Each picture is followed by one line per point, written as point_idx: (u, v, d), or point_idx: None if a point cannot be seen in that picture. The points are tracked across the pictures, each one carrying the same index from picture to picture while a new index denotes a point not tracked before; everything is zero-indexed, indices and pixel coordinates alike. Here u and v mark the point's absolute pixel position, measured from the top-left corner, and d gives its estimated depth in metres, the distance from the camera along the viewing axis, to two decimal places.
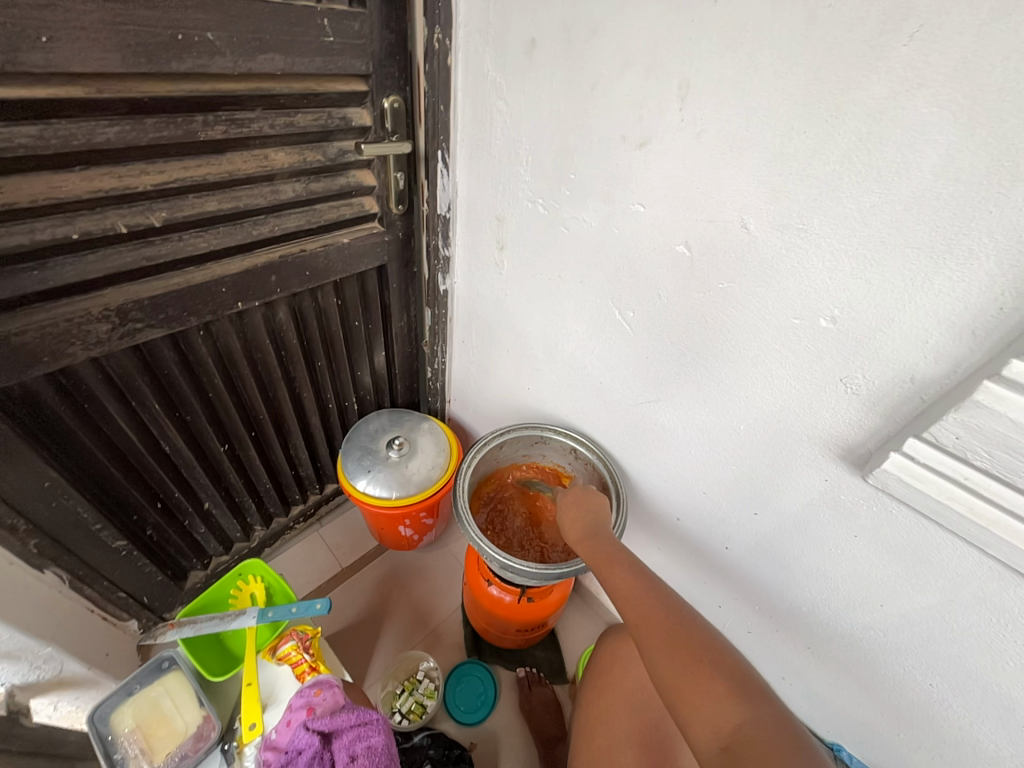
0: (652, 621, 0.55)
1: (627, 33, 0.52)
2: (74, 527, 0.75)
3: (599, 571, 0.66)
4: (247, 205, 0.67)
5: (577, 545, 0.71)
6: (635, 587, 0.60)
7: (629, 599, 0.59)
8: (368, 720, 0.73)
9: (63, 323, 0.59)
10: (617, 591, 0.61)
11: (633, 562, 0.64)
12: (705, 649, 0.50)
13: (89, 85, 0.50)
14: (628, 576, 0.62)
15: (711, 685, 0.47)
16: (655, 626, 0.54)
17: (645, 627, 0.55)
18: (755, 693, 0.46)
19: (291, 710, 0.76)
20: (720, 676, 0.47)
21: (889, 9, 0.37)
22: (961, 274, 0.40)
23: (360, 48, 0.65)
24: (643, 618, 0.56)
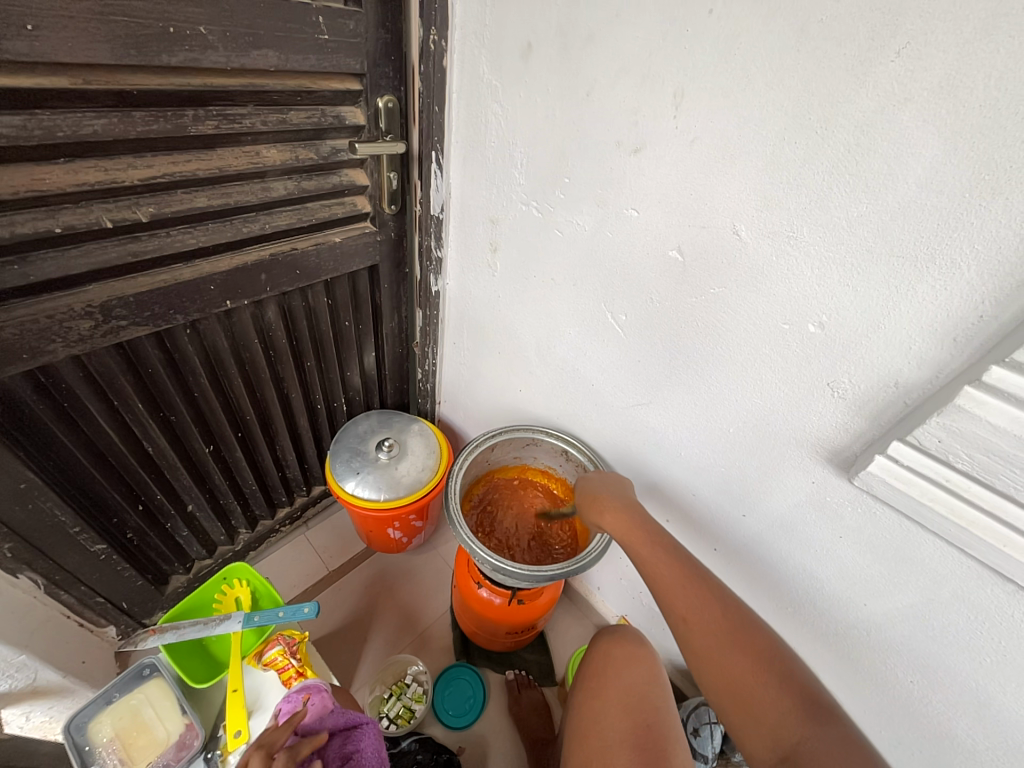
0: (706, 619, 0.57)
1: (623, 41, 0.53)
2: (51, 531, 0.72)
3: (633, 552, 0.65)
4: (237, 202, 0.66)
5: (613, 517, 0.68)
6: (682, 577, 0.60)
7: (676, 590, 0.60)
8: (359, 724, 0.73)
9: (43, 319, 0.57)
10: (660, 577, 0.61)
11: (673, 546, 0.63)
12: (761, 655, 0.54)
13: (76, 76, 0.48)
14: (673, 563, 0.62)
15: (772, 692, 0.52)
16: (711, 627, 0.57)
17: (698, 625, 0.57)
18: (811, 698, 0.51)
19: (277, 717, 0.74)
20: (780, 685, 0.52)
21: (877, 26, 0.38)
22: (944, 283, 0.42)
23: (355, 47, 0.64)
24: (695, 614, 0.58)
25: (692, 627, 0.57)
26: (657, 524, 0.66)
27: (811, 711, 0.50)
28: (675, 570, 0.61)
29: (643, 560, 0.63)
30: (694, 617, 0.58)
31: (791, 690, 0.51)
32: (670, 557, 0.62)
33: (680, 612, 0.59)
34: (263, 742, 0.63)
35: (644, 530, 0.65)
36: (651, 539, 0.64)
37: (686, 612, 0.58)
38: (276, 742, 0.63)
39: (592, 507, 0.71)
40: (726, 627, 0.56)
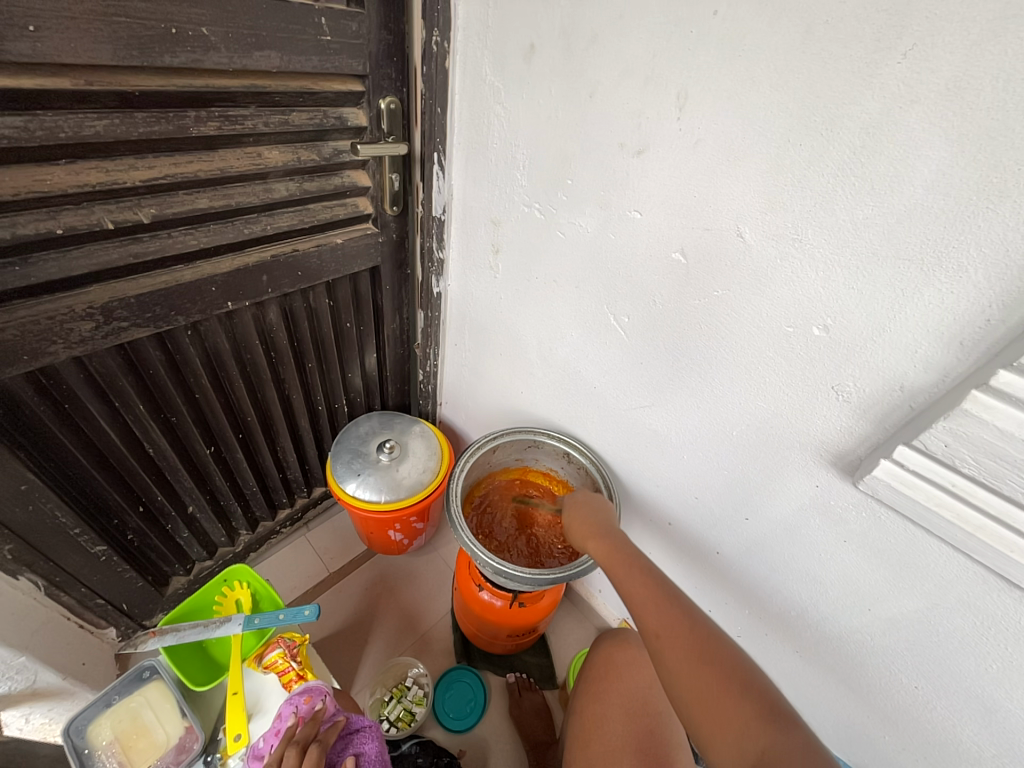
0: (677, 634, 0.55)
1: (626, 42, 0.52)
2: (52, 532, 0.72)
3: (612, 572, 0.64)
4: (239, 203, 0.65)
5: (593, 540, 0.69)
6: (655, 594, 0.59)
7: (648, 605, 0.58)
8: (361, 727, 0.73)
9: (45, 320, 0.57)
10: (636, 596, 0.60)
11: (651, 568, 0.63)
12: (735, 674, 0.51)
13: (78, 77, 0.48)
14: (647, 582, 0.61)
15: (742, 712, 0.48)
16: (682, 643, 0.54)
17: (670, 641, 0.55)
18: (785, 721, 0.47)
19: (279, 719, 0.73)
20: (754, 708, 0.48)
21: (883, 27, 0.37)
22: (950, 286, 0.41)
23: (358, 48, 0.64)
24: (666, 629, 0.55)
25: (664, 643, 0.55)
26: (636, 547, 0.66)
27: (788, 739, 0.45)
28: (646, 588, 0.60)
29: (621, 580, 0.63)
30: (666, 633, 0.55)
31: (767, 715, 0.47)
32: (645, 577, 0.61)
33: (652, 628, 0.56)
34: (294, 737, 0.67)
35: (623, 551, 0.65)
36: (627, 561, 0.64)
37: (658, 628, 0.56)
38: (308, 735, 0.67)
39: (579, 531, 0.73)
40: (700, 645, 0.53)
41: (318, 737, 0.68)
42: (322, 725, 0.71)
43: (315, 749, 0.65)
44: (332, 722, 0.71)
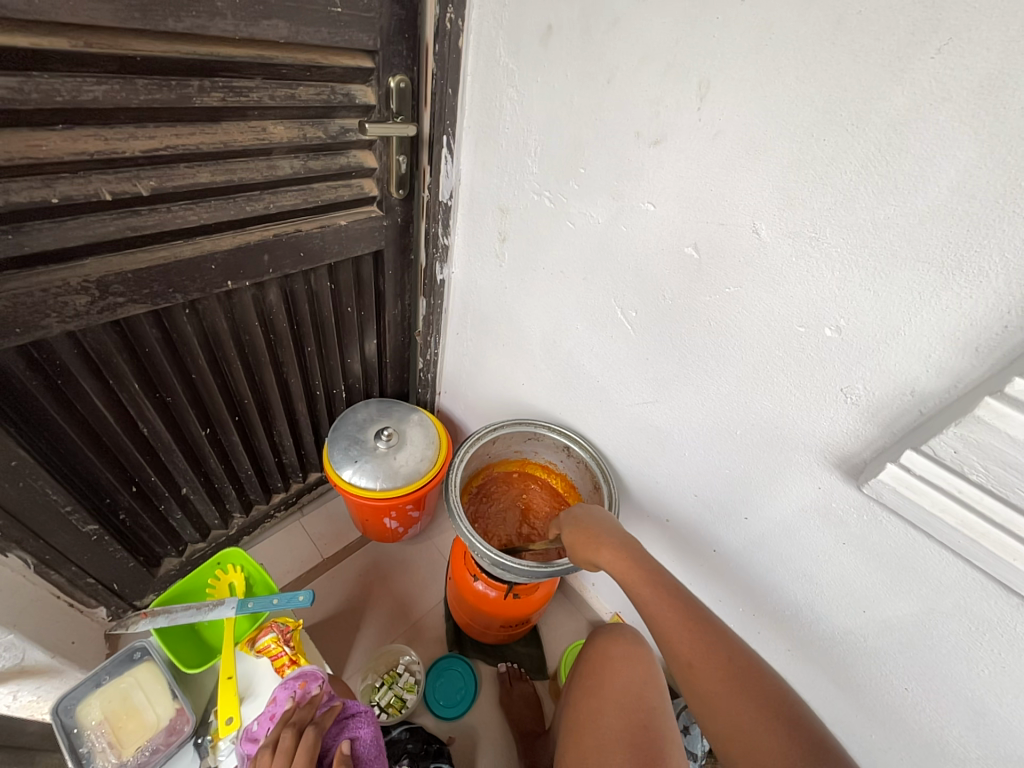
0: (709, 661, 0.56)
1: (647, 27, 0.51)
2: (42, 509, 0.71)
3: (632, 591, 0.64)
4: (242, 179, 0.63)
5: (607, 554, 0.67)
6: (686, 621, 0.59)
7: (679, 634, 0.58)
8: (356, 712, 0.73)
9: (38, 292, 0.55)
10: (663, 621, 0.60)
11: (673, 587, 0.62)
12: (767, 701, 0.52)
13: (76, 38, 0.46)
14: (675, 607, 0.60)
15: (776, 741, 0.50)
16: (715, 672, 0.55)
17: (704, 672, 0.56)
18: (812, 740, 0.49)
19: (274, 703, 0.73)
20: (789, 735, 0.50)
21: (919, 20, 0.36)
22: (970, 292, 0.41)
23: (369, 22, 0.62)
24: (699, 659, 0.56)
25: (698, 674, 0.56)
26: (656, 563, 0.65)
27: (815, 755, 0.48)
28: (675, 615, 0.59)
29: (644, 601, 0.62)
30: (699, 664, 0.56)
31: (801, 740, 0.49)
32: (671, 599, 0.61)
33: (684, 657, 0.57)
34: (291, 718, 0.69)
35: (643, 569, 0.63)
36: (651, 581, 0.62)
37: (690, 658, 0.57)
38: (304, 719, 0.69)
39: (589, 544, 0.69)
40: (732, 672, 0.55)
41: (314, 720, 0.69)
42: (319, 709, 0.71)
43: (310, 732, 0.66)
44: (330, 705, 0.72)
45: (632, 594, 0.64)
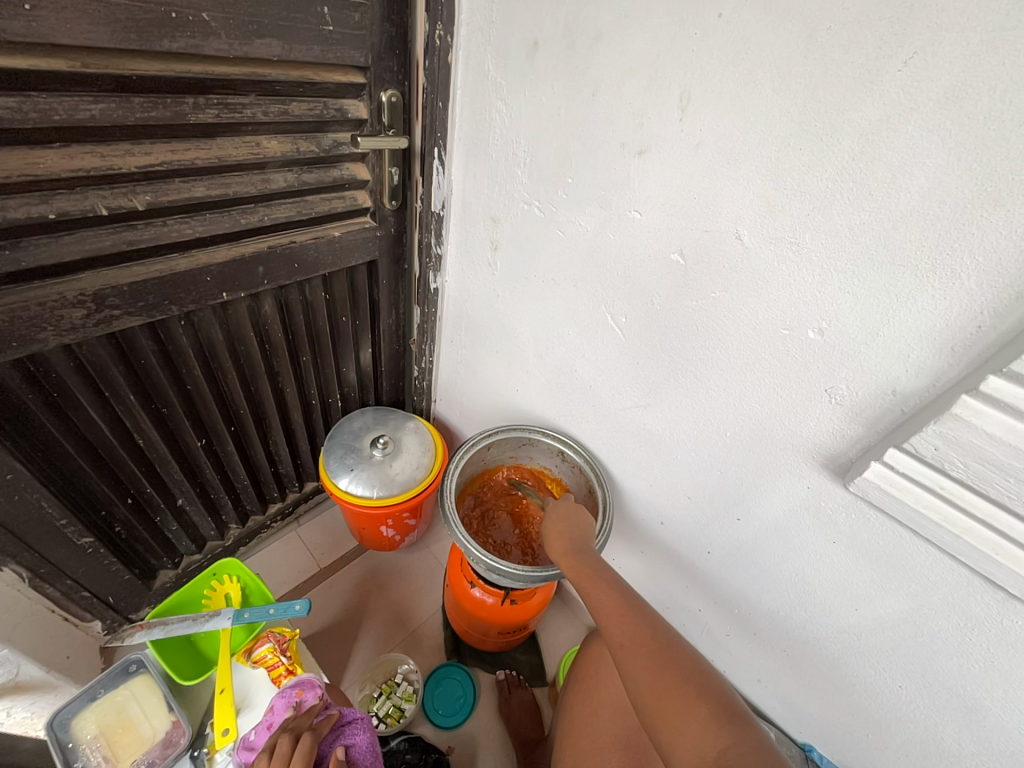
0: (640, 640, 0.54)
1: (629, 42, 0.53)
2: (37, 522, 0.71)
3: (580, 587, 0.64)
4: (236, 192, 0.65)
5: (561, 556, 0.70)
6: (622, 606, 0.58)
7: (614, 617, 0.58)
8: (351, 720, 0.73)
9: (35, 306, 0.56)
10: (602, 611, 0.59)
11: (616, 581, 0.63)
12: (692, 677, 0.50)
13: (74, 59, 0.47)
14: (614, 594, 0.60)
15: (697, 714, 0.47)
16: (643, 648, 0.53)
17: (632, 648, 0.54)
18: (738, 722, 0.46)
19: (271, 712, 0.72)
20: (705, 704, 0.47)
21: (885, 34, 0.38)
22: (944, 293, 0.42)
23: (360, 39, 0.64)
24: (632, 639, 0.55)
25: (629, 652, 0.54)
26: (604, 564, 0.66)
27: (738, 734, 0.45)
28: (613, 599, 0.60)
29: (587, 595, 0.62)
30: (630, 642, 0.54)
31: (722, 719, 0.46)
32: (612, 589, 0.61)
33: (618, 638, 0.55)
34: (288, 725, 0.69)
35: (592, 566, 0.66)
36: (596, 577, 0.64)
37: (623, 638, 0.55)
38: (302, 725, 0.69)
39: (551, 547, 0.73)
40: (659, 652, 0.52)
41: (311, 726, 0.69)
42: (317, 716, 0.71)
43: (307, 738, 0.66)
44: (326, 714, 0.72)
45: (580, 591, 0.64)
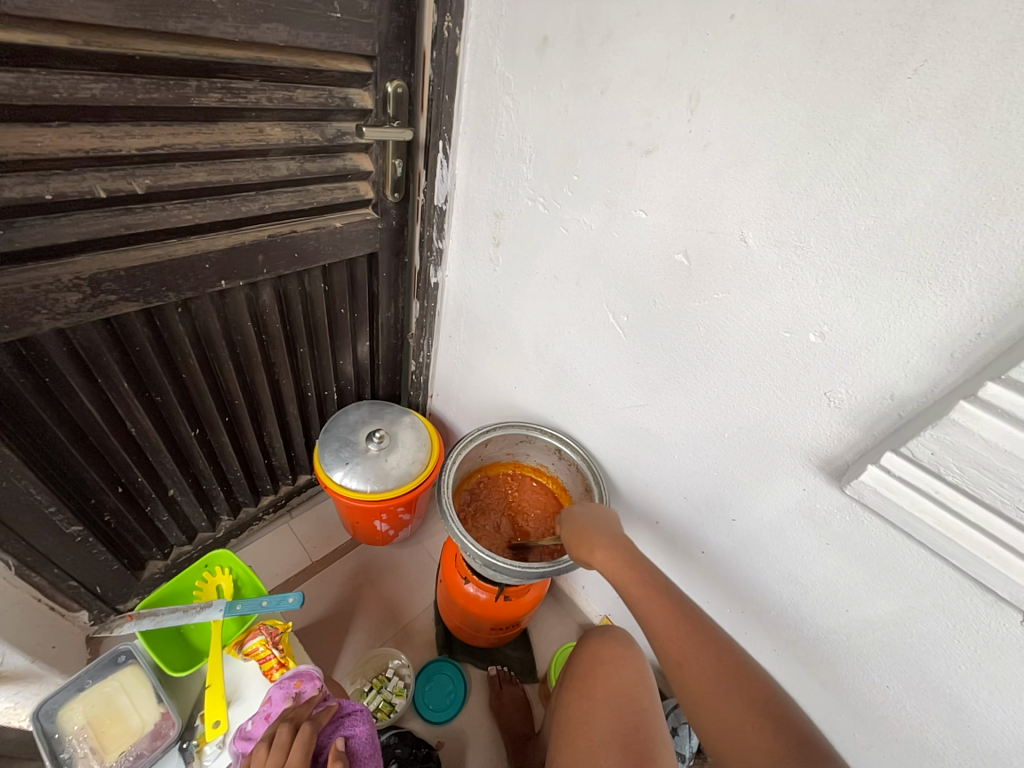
0: (699, 662, 0.57)
1: (640, 40, 0.53)
2: (25, 509, 0.69)
3: (624, 590, 0.65)
4: (237, 179, 0.64)
5: (597, 555, 0.69)
6: (676, 621, 0.60)
7: (670, 633, 0.60)
8: (351, 711, 0.72)
9: (29, 289, 0.54)
10: (655, 624, 0.61)
11: (665, 587, 0.63)
12: (755, 695, 0.54)
13: (75, 36, 0.46)
14: (666, 605, 0.62)
15: (767, 738, 0.51)
16: (704, 670, 0.56)
17: (693, 669, 0.57)
18: (808, 741, 0.50)
19: (269, 703, 0.73)
20: (776, 728, 0.52)
21: (896, 41, 0.38)
22: (944, 300, 0.43)
23: (368, 27, 0.63)
24: (689, 658, 0.58)
25: (687, 673, 0.57)
26: (648, 562, 0.66)
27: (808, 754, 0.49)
28: (666, 613, 0.61)
29: (635, 601, 0.64)
30: (688, 661, 0.57)
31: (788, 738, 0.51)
32: (662, 599, 0.62)
33: (675, 656, 0.58)
34: (287, 715, 0.69)
35: (635, 568, 0.65)
36: (643, 581, 0.64)
37: (680, 656, 0.58)
38: (300, 715, 0.68)
39: (583, 544, 0.71)
40: (721, 671, 0.56)
41: (310, 717, 0.69)
42: (316, 708, 0.71)
43: (306, 727, 0.65)
44: (325, 705, 0.71)
45: (624, 593, 0.65)
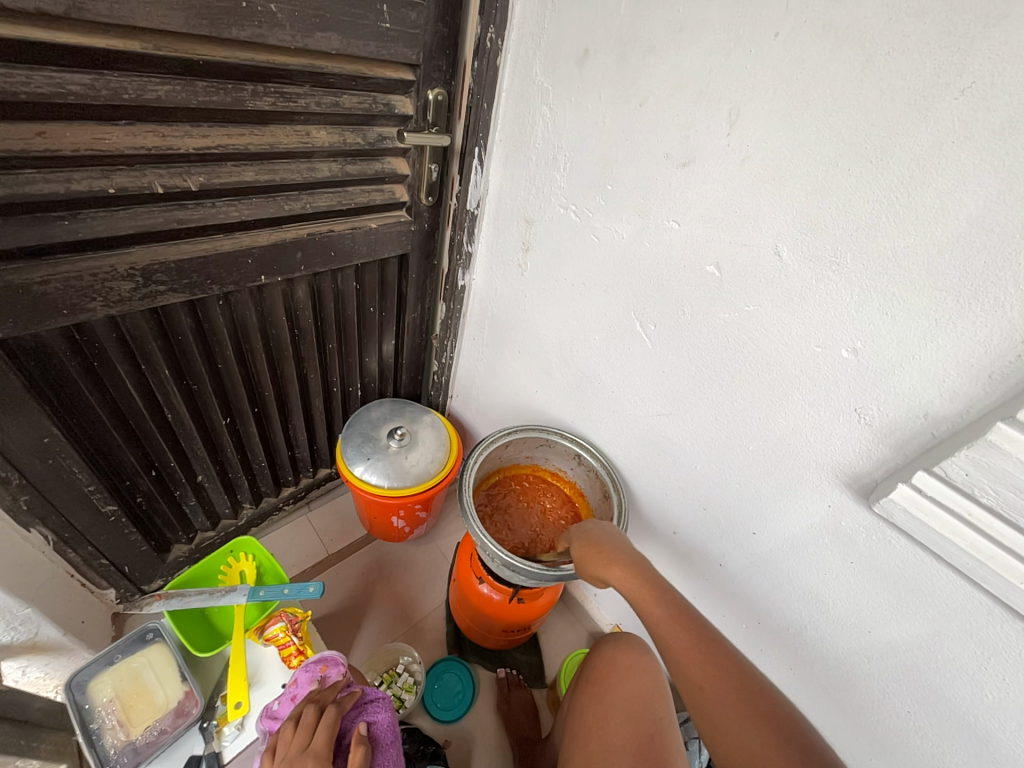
0: (723, 686, 0.55)
1: (683, 55, 0.54)
2: (66, 487, 0.72)
3: (643, 610, 0.64)
4: (283, 179, 0.66)
5: (614, 572, 0.68)
6: (699, 644, 0.59)
7: (691, 656, 0.58)
8: (373, 698, 0.72)
9: (87, 277, 0.57)
10: (676, 646, 0.60)
11: (686, 609, 0.63)
12: (781, 727, 0.51)
13: (147, 41, 0.49)
14: (688, 629, 0.61)
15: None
16: (727, 695, 0.55)
17: (715, 693, 0.55)
18: None
19: (296, 685, 0.75)
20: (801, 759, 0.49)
21: (945, 63, 0.39)
22: (985, 320, 0.43)
23: (414, 38, 0.65)
24: (711, 683, 0.56)
25: (709, 696, 0.55)
26: (667, 583, 0.66)
27: None
28: (686, 636, 0.60)
29: (656, 622, 0.62)
30: (711, 688, 0.56)
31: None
32: (684, 622, 0.61)
33: (696, 679, 0.57)
34: (313, 697, 0.71)
35: (655, 587, 0.65)
36: (664, 601, 0.63)
37: (702, 681, 0.57)
38: (326, 698, 0.70)
39: (600, 560, 0.71)
40: (745, 699, 0.54)
41: (335, 700, 0.70)
42: (341, 692, 0.72)
43: (330, 709, 0.67)
44: (349, 691, 0.72)
45: (644, 614, 0.64)
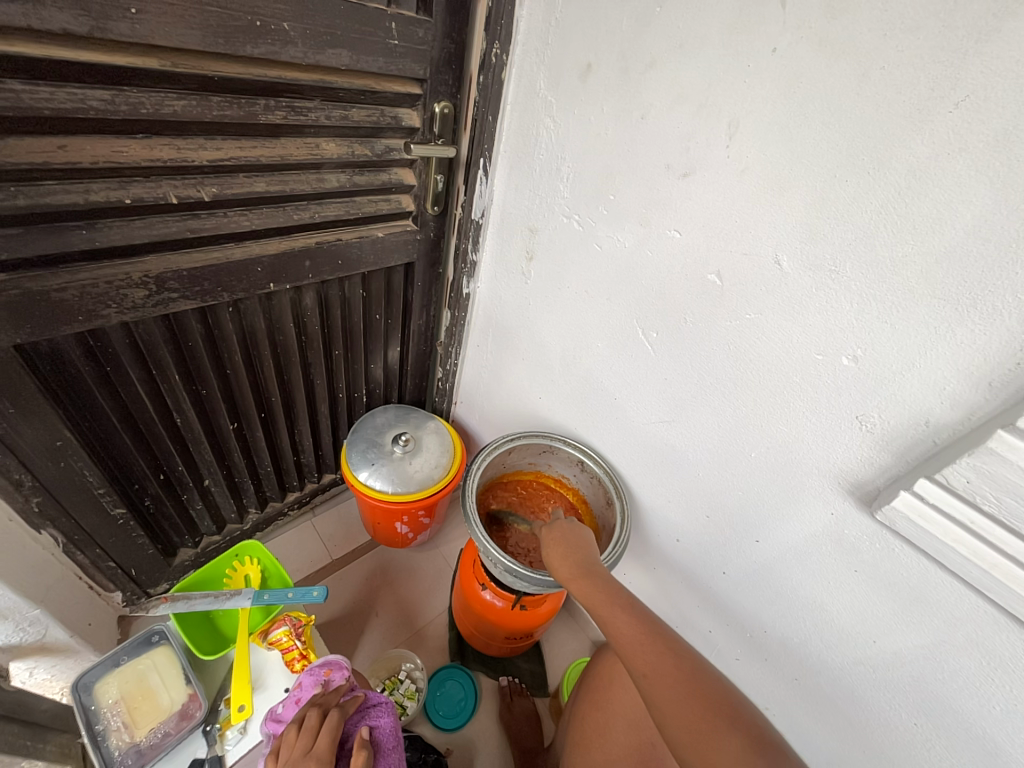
0: (664, 669, 0.54)
1: (684, 69, 0.55)
2: (77, 490, 0.74)
3: (595, 611, 0.64)
4: (293, 190, 0.68)
5: (572, 581, 0.69)
6: (642, 634, 0.58)
7: (635, 646, 0.57)
8: (377, 702, 0.73)
9: (103, 284, 0.59)
10: (623, 640, 0.59)
11: (630, 601, 0.63)
12: (715, 703, 0.51)
13: (166, 59, 0.51)
14: (631, 619, 0.60)
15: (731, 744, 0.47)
16: (667, 677, 0.54)
17: (658, 677, 0.54)
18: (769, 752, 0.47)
19: (300, 688, 0.74)
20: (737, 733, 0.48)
21: (939, 77, 0.40)
22: (983, 328, 0.43)
23: (422, 53, 0.67)
24: (654, 668, 0.55)
25: (653, 682, 0.54)
26: (614, 582, 0.66)
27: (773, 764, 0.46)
28: (629, 626, 0.59)
29: (605, 620, 0.62)
30: (654, 673, 0.54)
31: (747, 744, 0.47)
32: (628, 613, 0.61)
33: (641, 667, 0.55)
34: (316, 702, 0.70)
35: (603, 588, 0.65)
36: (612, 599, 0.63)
37: (646, 668, 0.55)
38: (329, 702, 0.70)
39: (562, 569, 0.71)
40: (682, 680, 0.53)
41: (338, 704, 0.70)
42: (344, 697, 0.73)
43: (334, 714, 0.66)
44: (352, 695, 0.73)
45: (595, 614, 0.63)
